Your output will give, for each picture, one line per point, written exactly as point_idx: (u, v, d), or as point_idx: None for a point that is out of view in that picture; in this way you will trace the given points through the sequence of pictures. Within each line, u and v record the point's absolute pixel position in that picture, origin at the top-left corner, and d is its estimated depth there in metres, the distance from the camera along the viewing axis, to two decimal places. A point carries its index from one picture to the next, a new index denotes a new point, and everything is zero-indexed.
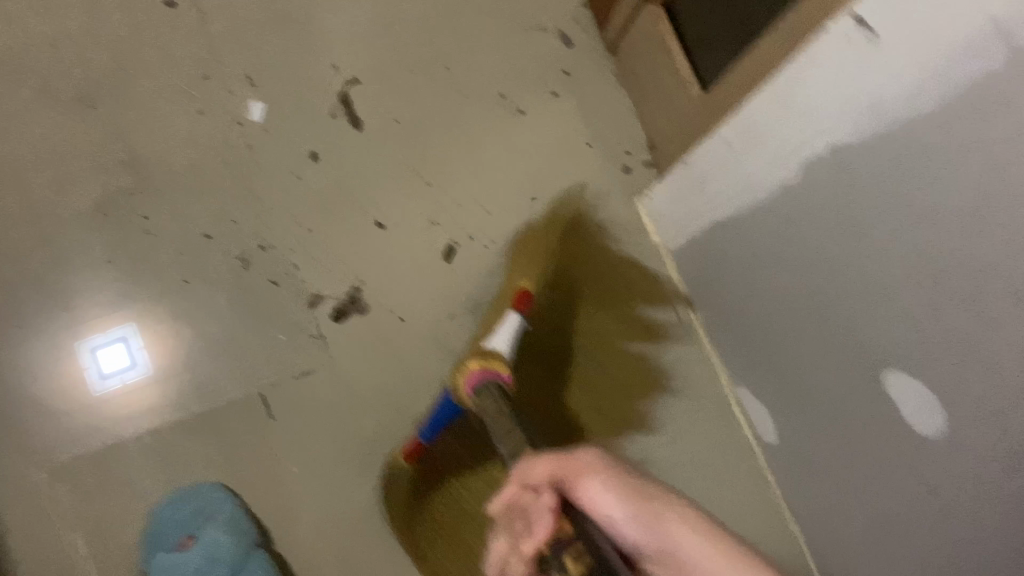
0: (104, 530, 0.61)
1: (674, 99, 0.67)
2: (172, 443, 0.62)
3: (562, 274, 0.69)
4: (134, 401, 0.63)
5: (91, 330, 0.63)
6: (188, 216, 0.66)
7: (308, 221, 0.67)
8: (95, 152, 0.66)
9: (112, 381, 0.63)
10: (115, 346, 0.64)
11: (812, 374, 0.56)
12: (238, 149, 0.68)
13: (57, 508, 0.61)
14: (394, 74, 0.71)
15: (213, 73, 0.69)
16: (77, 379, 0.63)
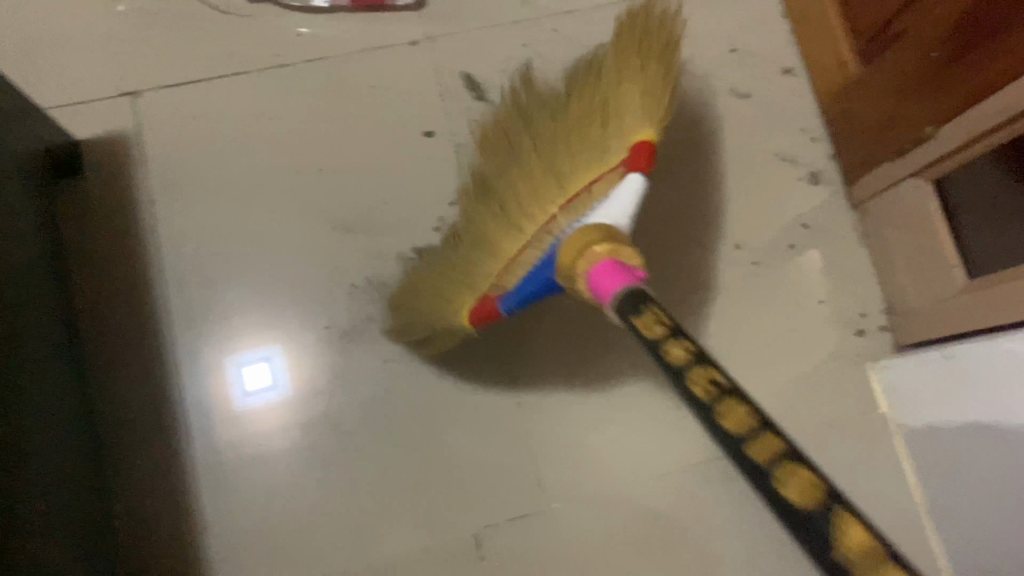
0: (273, 493, 0.89)
1: (887, 143, 0.93)
2: (299, 432, 0.91)
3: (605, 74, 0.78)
4: (276, 418, 0.91)
5: (238, 354, 0.93)
6: (364, 205, 0.97)
7: (446, 157, 0.99)
8: (316, 139, 0.98)
9: (253, 397, 0.92)
10: (262, 365, 0.93)
11: (817, 390, 0.98)
12: (451, 154, 0.99)
13: (218, 472, 0.90)
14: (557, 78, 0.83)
15: (437, 140, 0.99)
16: (223, 391, 0.92)
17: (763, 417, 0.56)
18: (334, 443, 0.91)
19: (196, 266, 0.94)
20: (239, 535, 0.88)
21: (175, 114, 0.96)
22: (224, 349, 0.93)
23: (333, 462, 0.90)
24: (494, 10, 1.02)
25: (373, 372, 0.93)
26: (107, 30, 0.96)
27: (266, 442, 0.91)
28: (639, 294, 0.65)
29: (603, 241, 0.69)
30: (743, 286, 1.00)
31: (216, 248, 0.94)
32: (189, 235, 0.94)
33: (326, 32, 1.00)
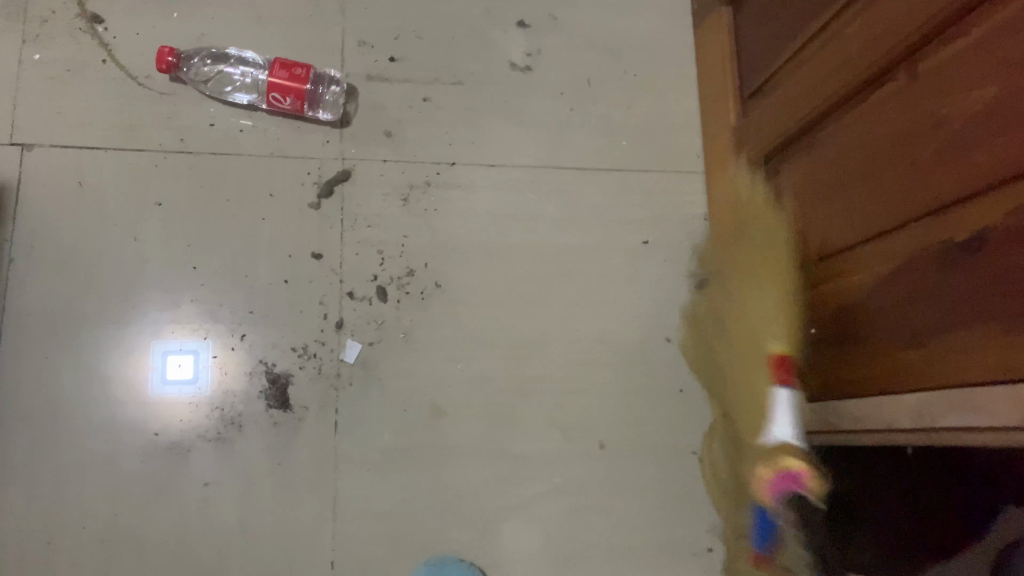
0: (100, 527, 0.85)
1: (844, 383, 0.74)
2: (149, 468, 0.87)
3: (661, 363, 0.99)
4: (164, 429, 0.89)
5: (168, 340, 0.91)
6: (242, 300, 0.93)
7: (339, 279, 0.95)
8: (204, 215, 0.95)
9: (171, 387, 0.90)
10: (187, 358, 0.91)
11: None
12: (341, 274, 0.96)
13: (22, 506, 0.85)
14: None
15: (329, 254, 0.96)
16: (141, 374, 0.90)
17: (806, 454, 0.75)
18: (164, 496, 0.87)
19: (49, 305, 0.90)
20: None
21: (64, 171, 0.93)
22: (157, 333, 0.91)
23: (134, 559, 0.85)
24: (414, 147, 1.01)
25: (188, 496, 0.87)
26: (15, 80, 0.95)
27: (141, 464, 0.87)
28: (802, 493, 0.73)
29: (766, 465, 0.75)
30: (607, 466, 0.96)
31: (66, 320, 0.90)
32: (43, 279, 0.90)
33: (239, 129, 0.97)
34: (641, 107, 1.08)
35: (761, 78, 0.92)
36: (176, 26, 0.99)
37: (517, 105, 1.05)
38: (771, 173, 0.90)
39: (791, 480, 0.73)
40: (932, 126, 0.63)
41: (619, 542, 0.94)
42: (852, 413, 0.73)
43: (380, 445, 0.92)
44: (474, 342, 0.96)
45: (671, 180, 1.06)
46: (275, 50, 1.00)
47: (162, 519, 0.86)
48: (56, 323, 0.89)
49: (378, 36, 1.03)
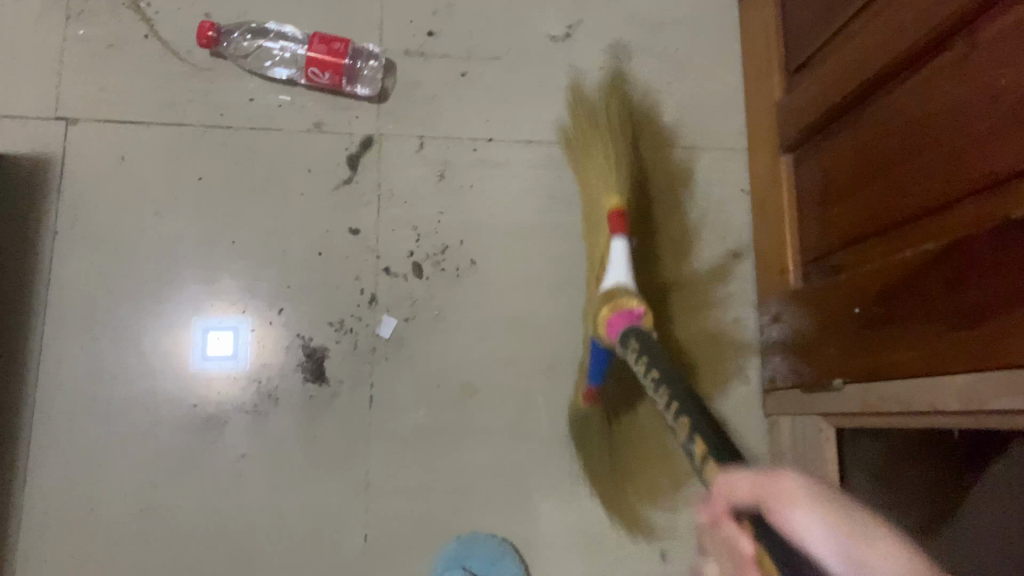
0: (138, 495, 0.87)
1: (885, 364, 0.72)
2: (186, 438, 0.89)
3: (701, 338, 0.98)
4: (203, 403, 0.90)
5: (210, 317, 0.92)
6: (279, 273, 0.94)
7: (374, 254, 0.95)
8: (242, 190, 0.95)
9: (211, 363, 0.91)
10: (228, 335, 0.92)
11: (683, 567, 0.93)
12: (376, 250, 0.96)
13: (64, 473, 0.86)
14: (817, 247, 0.85)
15: (365, 229, 0.96)
16: (183, 349, 0.91)
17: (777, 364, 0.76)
18: (200, 466, 0.88)
19: (91, 276, 0.91)
20: (66, 541, 0.85)
21: (106, 145, 0.94)
22: (198, 310, 0.92)
23: (169, 526, 0.87)
24: (450, 123, 1.00)
25: (225, 469, 0.88)
26: (60, 54, 0.96)
27: (179, 437, 0.89)
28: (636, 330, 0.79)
29: (604, 303, 0.82)
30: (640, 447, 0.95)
31: (109, 294, 0.91)
32: (85, 250, 0.92)
33: (278, 104, 0.98)
34: (682, 83, 1.05)
35: (808, 52, 0.89)
36: (216, 1, 0.99)
37: (554, 80, 1.03)
38: (816, 149, 0.87)
39: (630, 317, 0.80)
40: (988, 99, 0.60)
41: (649, 524, 0.93)
42: (893, 395, 0.71)
43: (412, 422, 0.92)
44: (507, 320, 0.96)
45: (712, 158, 1.03)
46: (313, 25, 1.00)
47: (198, 488, 0.88)
48: (98, 296, 0.91)
49: (416, 10, 1.02)
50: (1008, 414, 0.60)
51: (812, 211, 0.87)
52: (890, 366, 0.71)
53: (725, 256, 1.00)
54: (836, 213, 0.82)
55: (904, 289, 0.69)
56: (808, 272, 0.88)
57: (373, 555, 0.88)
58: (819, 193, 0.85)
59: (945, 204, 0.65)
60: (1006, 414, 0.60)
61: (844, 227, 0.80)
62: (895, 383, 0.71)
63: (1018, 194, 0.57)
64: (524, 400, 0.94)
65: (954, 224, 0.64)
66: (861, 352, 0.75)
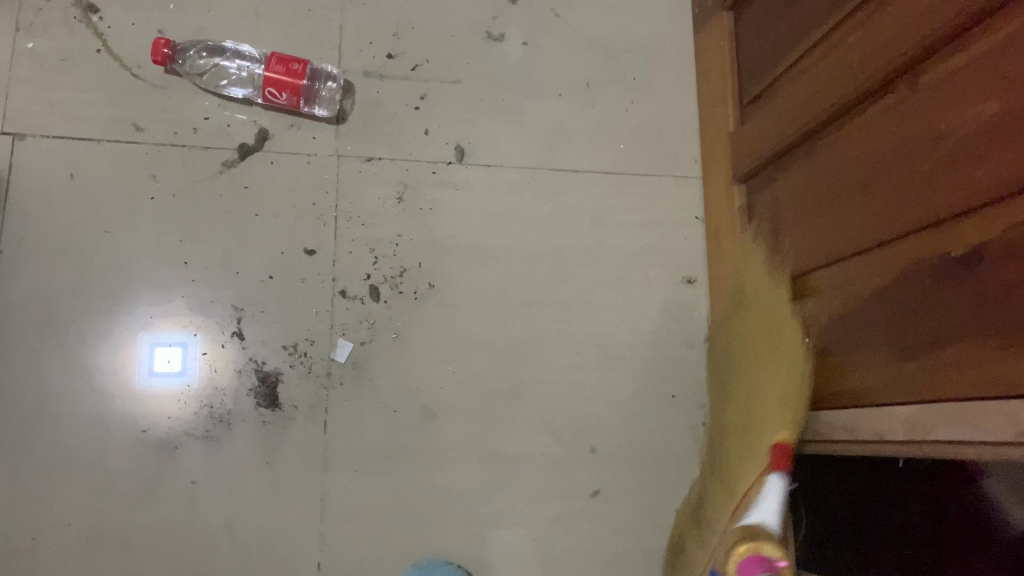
0: (84, 520, 0.85)
1: (834, 391, 0.74)
2: (134, 461, 0.87)
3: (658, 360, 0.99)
4: (153, 425, 0.88)
5: (157, 332, 0.90)
6: (234, 294, 0.92)
7: (332, 276, 0.95)
8: (197, 210, 0.94)
9: (158, 378, 0.89)
10: (175, 350, 0.90)
11: None
12: (334, 271, 0.95)
13: (6, 499, 0.84)
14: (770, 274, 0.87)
15: (323, 250, 0.95)
16: (128, 363, 0.89)
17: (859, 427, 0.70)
18: (150, 491, 0.86)
19: (37, 294, 0.89)
20: (9, 569, 0.82)
21: (55, 161, 0.92)
22: (146, 323, 0.90)
23: (118, 553, 0.84)
24: (410, 145, 1.00)
25: (176, 493, 0.86)
26: (8, 68, 0.94)
27: (127, 460, 0.86)
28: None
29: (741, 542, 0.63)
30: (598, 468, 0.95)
31: (53, 310, 0.89)
32: (32, 269, 0.89)
33: (234, 123, 0.96)
34: (639, 111, 1.07)
35: (762, 85, 0.92)
36: (172, 18, 0.98)
37: (514, 104, 1.04)
38: (769, 181, 0.89)
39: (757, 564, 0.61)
40: (931, 140, 0.63)
41: (607, 545, 0.94)
42: (842, 423, 0.73)
43: (369, 445, 0.91)
44: (466, 342, 0.96)
45: (668, 185, 1.05)
46: (271, 44, 0.99)
47: (147, 513, 0.86)
48: (45, 315, 0.88)
49: (377, 32, 1.02)
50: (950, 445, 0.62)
51: (765, 241, 0.88)
52: (839, 394, 0.73)
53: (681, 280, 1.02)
54: (790, 245, 0.84)
55: (853, 322, 0.71)
56: None
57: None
58: (772, 224, 0.87)
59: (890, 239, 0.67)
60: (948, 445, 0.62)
61: (796, 257, 0.82)
62: (843, 411, 0.73)
63: (959, 233, 0.59)
64: (483, 422, 0.94)
65: (900, 259, 0.66)
66: (812, 379, 0.77)
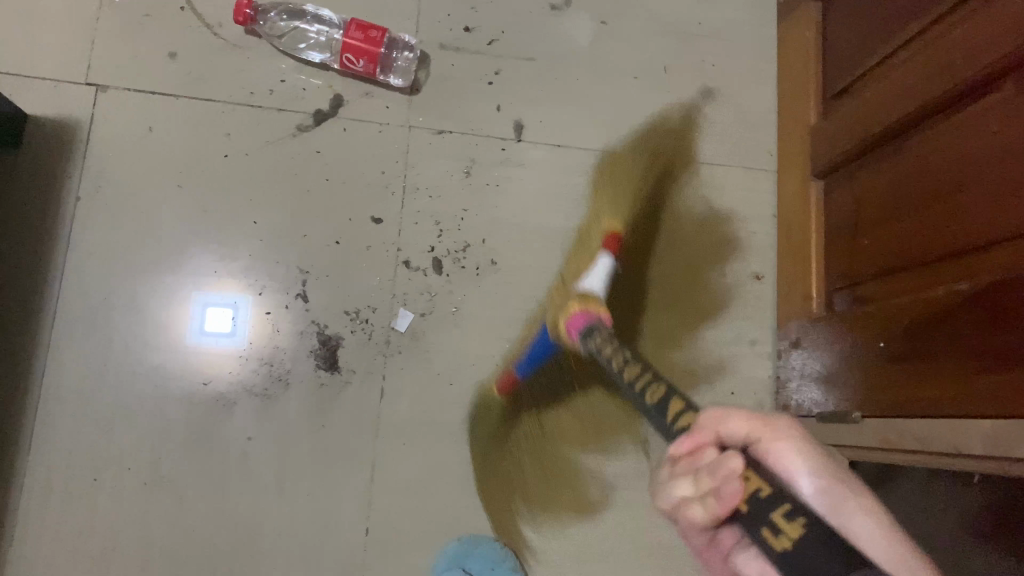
0: (141, 468, 0.86)
1: (905, 400, 0.72)
2: (192, 414, 0.88)
3: (717, 355, 0.97)
4: (209, 382, 0.89)
5: (209, 292, 0.91)
6: (298, 257, 0.93)
7: (397, 245, 0.95)
8: (267, 171, 0.94)
9: (207, 338, 0.90)
10: (226, 311, 0.91)
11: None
12: (400, 241, 0.95)
13: (69, 441, 0.86)
14: (844, 272, 0.85)
15: (390, 219, 0.95)
16: (179, 321, 0.90)
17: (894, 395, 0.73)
18: (206, 444, 0.87)
19: (108, 244, 0.90)
20: (67, 510, 0.84)
21: (134, 115, 0.93)
22: (197, 283, 0.91)
23: (172, 502, 0.86)
24: (481, 119, 1.00)
25: (230, 451, 0.88)
26: (94, 21, 0.95)
27: (183, 413, 0.88)
28: (597, 326, 0.81)
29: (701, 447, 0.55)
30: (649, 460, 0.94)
31: (116, 263, 0.90)
32: (106, 219, 0.91)
33: (309, 87, 0.97)
34: (715, 99, 1.04)
35: (849, 79, 0.89)
36: None
37: (588, 85, 1.03)
38: (849, 177, 0.86)
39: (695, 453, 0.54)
40: None
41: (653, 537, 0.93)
42: (912, 433, 0.71)
43: (423, 416, 0.91)
44: (525, 321, 0.95)
45: (740, 177, 1.03)
46: (351, 10, 0.99)
47: (202, 467, 0.87)
48: (115, 266, 0.90)
49: (455, 4, 1.02)
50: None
51: (841, 238, 0.86)
52: (911, 403, 0.71)
53: (747, 274, 1.00)
54: (867, 244, 0.81)
55: (931, 327, 0.69)
56: (833, 301, 0.87)
57: (375, 544, 0.88)
58: (849, 222, 0.85)
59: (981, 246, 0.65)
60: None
61: (874, 259, 0.80)
62: (915, 422, 0.71)
63: None
64: (536, 402, 0.93)
65: (989, 268, 0.64)
66: (883, 385, 0.75)
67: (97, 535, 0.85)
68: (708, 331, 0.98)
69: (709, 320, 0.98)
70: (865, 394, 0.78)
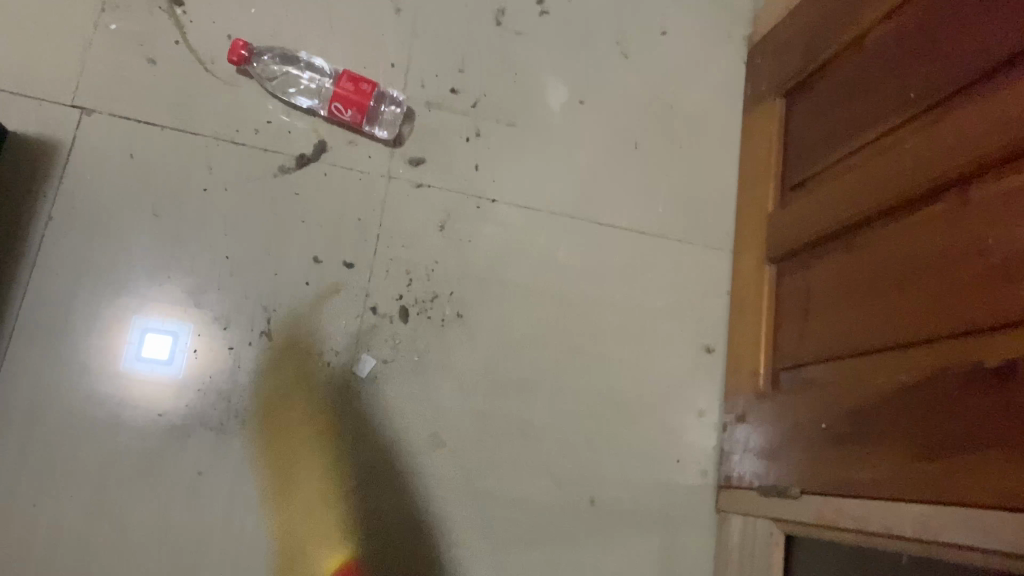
0: (87, 492, 0.85)
1: (843, 480, 0.76)
2: (144, 442, 0.87)
3: (666, 423, 1.01)
4: (161, 412, 0.89)
5: (150, 317, 0.91)
6: (267, 294, 0.94)
7: (366, 290, 0.97)
8: (245, 207, 0.96)
9: (143, 364, 0.90)
10: (166, 340, 0.91)
11: None
12: (370, 288, 0.97)
13: (16, 459, 0.84)
14: (791, 354, 0.90)
15: (361, 265, 0.97)
16: (117, 346, 0.89)
17: (836, 471, 0.77)
18: (156, 474, 0.87)
19: (78, 263, 0.90)
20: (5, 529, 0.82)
21: (118, 140, 0.95)
22: (136, 308, 0.91)
23: (116, 530, 0.85)
24: (459, 177, 1.03)
25: (180, 484, 0.87)
26: (87, 45, 0.97)
27: (133, 441, 0.87)
28: None
29: None
30: (596, 523, 0.96)
31: (72, 285, 0.90)
32: (78, 239, 0.91)
33: (294, 130, 0.99)
34: (680, 179, 1.10)
35: (806, 173, 0.95)
36: (251, 23, 1.01)
37: (563, 153, 1.07)
38: (803, 265, 0.92)
39: None
40: (972, 253, 0.66)
41: None
42: (846, 511, 0.75)
43: (378, 462, 0.92)
44: (485, 376, 0.98)
45: (700, 254, 1.08)
46: (343, 62, 1.03)
47: (150, 496, 0.86)
48: (82, 287, 0.90)
49: (442, 65, 1.06)
50: (955, 550, 0.64)
51: (791, 321, 0.91)
52: (848, 483, 0.75)
53: (699, 347, 1.04)
54: (816, 329, 0.86)
55: (875, 413, 0.73)
56: (779, 380, 0.92)
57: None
58: (801, 306, 0.90)
59: (921, 341, 0.70)
60: (954, 549, 0.64)
61: (819, 344, 0.85)
62: (849, 502, 0.75)
63: (990, 346, 0.62)
64: (489, 456, 0.95)
65: (926, 360, 0.69)
66: (822, 464, 0.79)
67: (34, 557, 0.83)
68: (659, 399, 1.01)
69: (660, 389, 1.02)
70: (805, 468, 0.82)
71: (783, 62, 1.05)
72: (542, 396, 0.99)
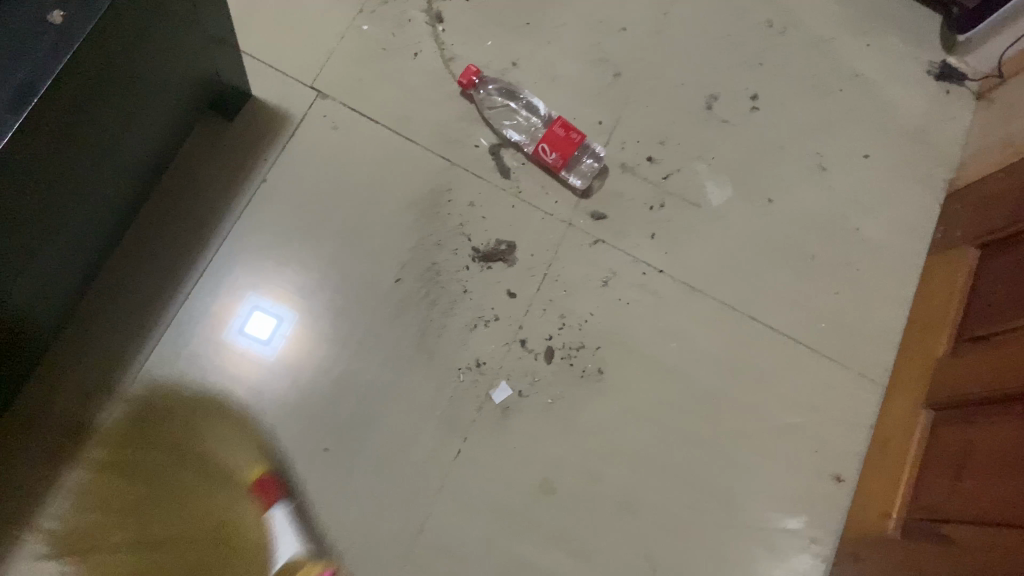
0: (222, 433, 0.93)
1: None
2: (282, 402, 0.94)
3: (774, 538, 0.98)
4: (291, 379, 0.95)
5: (261, 297, 0.98)
6: (434, 303, 1.00)
7: (520, 324, 1.00)
8: (436, 222, 1.02)
9: (243, 339, 0.96)
10: (270, 321, 0.97)
11: None
12: (525, 322, 1.00)
13: (169, 385, 0.93)
14: (934, 505, 0.87)
15: (524, 300, 1.01)
16: (227, 315, 0.97)
17: None
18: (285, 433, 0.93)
19: (272, 226, 1.00)
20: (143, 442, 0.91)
21: (340, 128, 1.04)
22: (252, 287, 0.98)
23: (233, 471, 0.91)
24: (632, 240, 1.06)
25: (306, 450, 0.93)
26: (341, 40, 1.08)
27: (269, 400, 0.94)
28: None
29: None
30: None
31: (234, 251, 0.99)
32: (281, 205, 1.01)
33: (496, 159, 1.06)
34: (849, 302, 1.08)
35: (988, 329, 0.92)
36: (482, 56, 1.10)
37: (738, 244, 1.08)
38: (962, 420, 0.89)
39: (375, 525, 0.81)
40: None
41: None
42: None
43: (486, 488, 0.94)
44: (609, 437, 0.98)
45: (851, 381, 1.05)
46: (554, 109, 1.09)
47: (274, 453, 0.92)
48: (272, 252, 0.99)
49: (645, 134, 1.10)
50: None
51: (940, 474, 0.88)
52: None
53: (829, 473, 1.01)
54: (964, 489, 0.83)
55: None
56: (909, 529, 0.89)
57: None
58: (953, 462, 0.87)
59: None
60: None
61: (968, 506, 0.81)
62: None
63: None
64: (589, 517, 0.95)
65: None
66: None
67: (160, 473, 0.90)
68: (772, 511, 0.99)
69: (773, 500, 0.99)
70: None
71: (982, 213, 1.03)
72: (656, 473, 0.98)
